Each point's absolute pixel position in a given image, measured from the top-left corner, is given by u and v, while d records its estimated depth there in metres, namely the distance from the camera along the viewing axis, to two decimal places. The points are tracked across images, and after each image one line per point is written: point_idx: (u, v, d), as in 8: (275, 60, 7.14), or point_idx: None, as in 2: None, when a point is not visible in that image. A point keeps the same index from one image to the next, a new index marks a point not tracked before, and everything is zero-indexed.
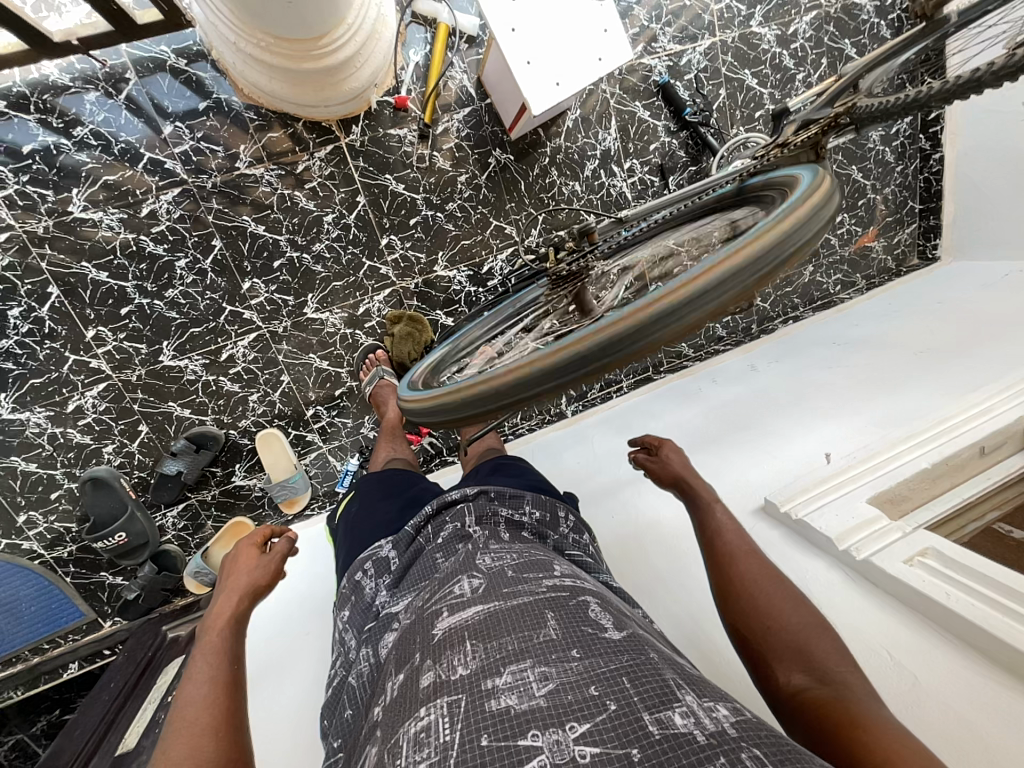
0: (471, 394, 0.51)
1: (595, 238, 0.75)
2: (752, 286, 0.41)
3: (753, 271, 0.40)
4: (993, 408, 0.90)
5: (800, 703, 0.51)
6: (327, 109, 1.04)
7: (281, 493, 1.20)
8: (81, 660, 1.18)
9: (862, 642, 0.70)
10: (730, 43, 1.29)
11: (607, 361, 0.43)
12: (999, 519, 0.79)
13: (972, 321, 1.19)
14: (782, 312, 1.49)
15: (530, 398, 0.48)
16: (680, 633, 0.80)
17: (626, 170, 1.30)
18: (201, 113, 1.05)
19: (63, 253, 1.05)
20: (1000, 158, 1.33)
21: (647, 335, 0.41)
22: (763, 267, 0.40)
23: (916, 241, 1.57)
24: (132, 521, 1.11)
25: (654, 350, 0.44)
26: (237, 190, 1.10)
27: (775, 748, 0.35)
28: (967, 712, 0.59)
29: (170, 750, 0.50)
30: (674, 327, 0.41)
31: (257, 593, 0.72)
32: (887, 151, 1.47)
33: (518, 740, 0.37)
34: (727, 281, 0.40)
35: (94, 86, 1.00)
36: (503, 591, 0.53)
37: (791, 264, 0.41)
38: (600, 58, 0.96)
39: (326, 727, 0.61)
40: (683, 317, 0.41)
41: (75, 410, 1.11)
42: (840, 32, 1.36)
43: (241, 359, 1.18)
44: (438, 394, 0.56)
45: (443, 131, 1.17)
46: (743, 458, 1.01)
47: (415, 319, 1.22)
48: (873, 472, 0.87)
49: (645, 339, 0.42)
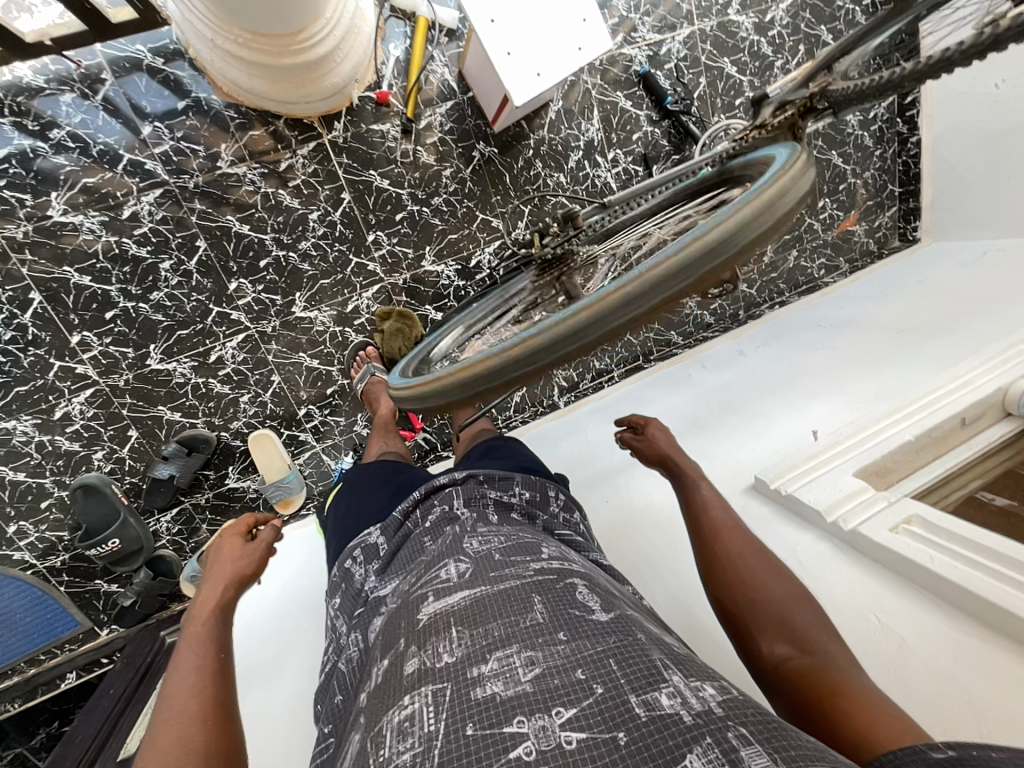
0: (467, 376, 0.51)
1: (579, 224, 0.76)
2: (740, 255, 0.42)
3: (741, 238, 0.41)
4: (975, 379, 0.92)
5: (782, 674, 0.53)
6: (308, 105, 1.04)
7: (276, 493, 1.19)
8: (78, 670, 1.17)
9: (849, 609, 0.72)
10: (709, 31, 1.30)
11: (606, 330, 0.44)
12: (981, 487, 0.82)
13: (952, 299, 1.21)
14: (768, 298, 1.51)
15: (530, 374, 0.48)
16: (669, 609, 0.82)
17: (610, 161, 1.30)
18: (180, 113, 1.04)
19: (44, 258, 1.03)
20: (976, 139, 1.36)
21: (647, 302, 0.43)
22: (752, 229, 0.42)
23: (897, 224, 1.60)
24: (125, 528, 1.10)
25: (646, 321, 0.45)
26: (219, 190, 1.09)
27: (761, 727, 0.36)
28: (952, 671, 0.61)
29: (157, 739, 0.50)
30: (664, 296, 0.42)
31: (242, 582, 0.73)
32: (865, 136, 1.49)
33: (503, 727, 0.38)
34: (717, 251, 0.41)
35: (70, 87, 0.99)
36: (490, 575, 0.53)
37: (775, 233, 0.42)
38: (580, 47, 0.96)
39: (319, 711, 0.62)
40: (673, 288, 0.42)
41: (63, 417, 1.09)
42: (816, 19, 1.37)
43: (231, 360, 1.17)
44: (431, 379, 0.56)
45: (426, 126, 1.17)
46: (733, 439, 1.03)
47: (404, 315, 1.23)
48: (859, 446, 0.88)
49: (645, 305, 0.43)
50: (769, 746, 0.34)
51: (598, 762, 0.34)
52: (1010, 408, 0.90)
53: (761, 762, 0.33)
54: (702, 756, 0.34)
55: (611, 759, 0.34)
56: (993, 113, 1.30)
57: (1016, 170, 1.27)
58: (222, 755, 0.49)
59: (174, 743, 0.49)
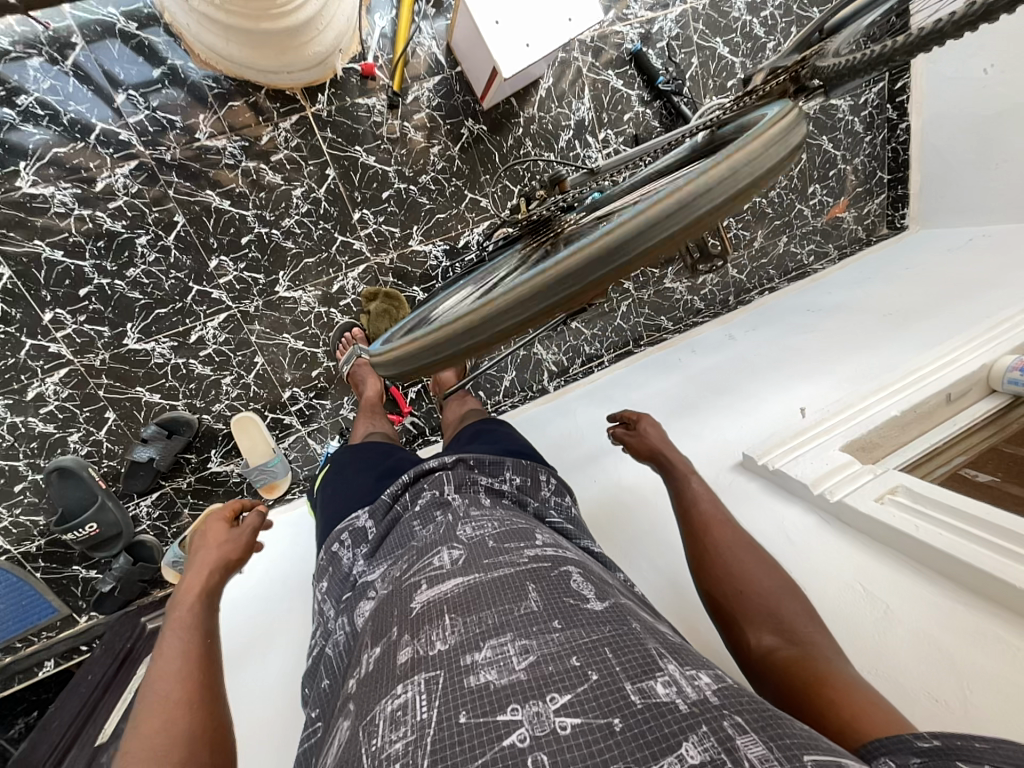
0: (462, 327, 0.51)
1: (566, 189, 0.77)
2: (727, 205, 0.42)
3: (729, 186, 0.41)
4: (960, 356, 0.92)
5: (770, 663, 0.52)
6: (290, 75, 1.00)
7: (260, 478, 1.17)
8: (57, 658, 1.14)
9: (838, 584, 0.71)
10: (701, 10, 1.28)
11: (599, 278, 0.44)
12: (965, 463, 0.83)
13: (940, 283, 1.22)
14: (758, 284, 1.51)
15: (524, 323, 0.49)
16: (654, 587, 0.82)
17: (600, 142, 1.29)
18: (156, 82, 1.00)
19: (12, 231, 0.99)
20: (965, 125, 1.36)
21: (637, 248, 0.42)
22: (743, 178, 0.41)
23: (885, 211, 1.60)
24: (103, 512, 1.07)
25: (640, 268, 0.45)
26: (198, 163, 1.06)
27: (756, 714, 0.35)
28: (936, 633, 0.62)
29: (141, 726, 0.48)
30: (659, 241, 0.42)
31: (229, 565, 0.70)
32: (856, 121, 1.48)
33: (497, 716, 0.36)
34: (705, 197, 0.41)
35: (38, 52, 0.95)
36: (483, 562, 0.51)
37: (762, 184, 0.42)
38: (570, 19, 0.94)
39: (307, 695, 0.60)
40: (668, 231, 0.42)
41: (36, 398, 1.06)
42: (809, 0, 1.36)
43: (212, 341, 1.14)
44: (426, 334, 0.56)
45: (414, 101, 1.14)
46: (722, 418, 1.03)
47: (391, 296, 1.20)
48: (848, 421, 0.89)
49: (635, 252, 0.43)
50: (765, 736, 0.33)
51: (594, 751, 0.33)
52: (994, 386, 0.91)
53: (756, 752, 0.31)
54: (696, 744, 0.32)
55: (604, 747, 0.33)
56: (981, 97, 1.30)
57: (1003, 155, 1.28)
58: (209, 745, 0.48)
59: (157, 729, 0.47)
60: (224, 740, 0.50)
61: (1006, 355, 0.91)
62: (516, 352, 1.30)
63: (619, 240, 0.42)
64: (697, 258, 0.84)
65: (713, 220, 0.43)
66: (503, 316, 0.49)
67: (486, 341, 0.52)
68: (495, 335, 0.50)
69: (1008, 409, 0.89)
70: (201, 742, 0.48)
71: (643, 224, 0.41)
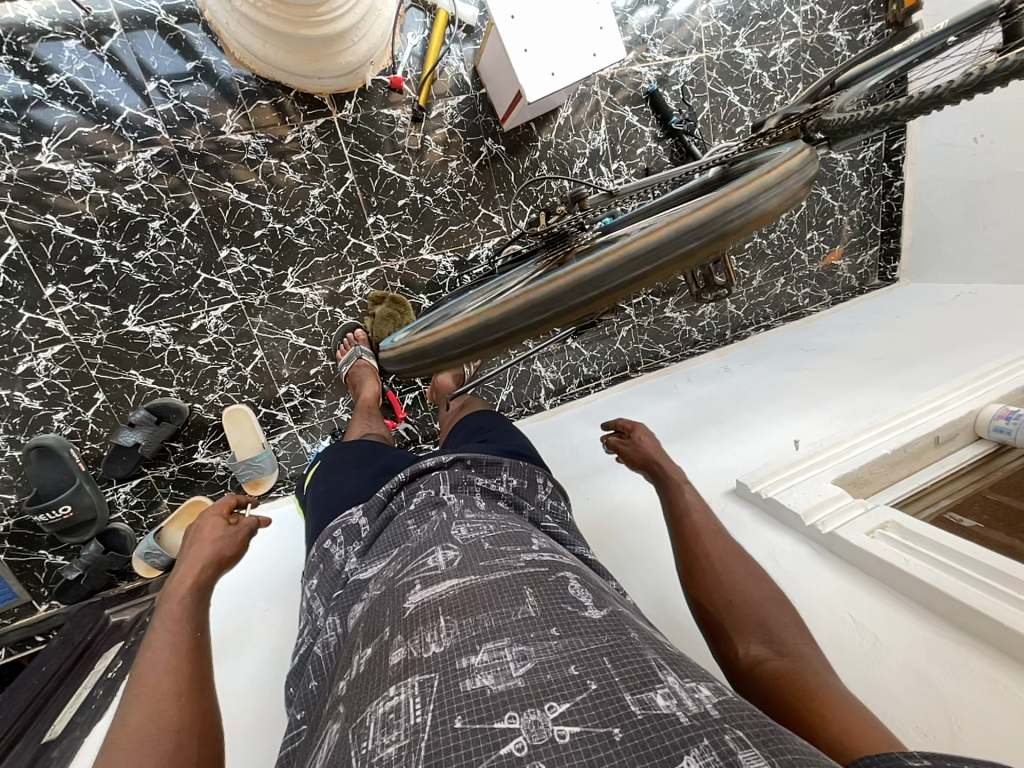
0: (480, 324, 0.54)
1: (585, 206, 0.81)
2: (737, 229, 0.47)
3: (740, 213, 0.46)
4: (944, 401, 0.96)
5: (757, 673, 0.52)
6: (323, 80, 1.04)
7: (246, 472, 1.15)
8: (8, 648, 1.08)
9: (826, 612, 0.72)
10: (716, 60, 1.36)
11: (615, 288, 0.48)
12: (951, 506, 0.84)
13: (926, 333, 1.27)
14: (755, 321, 1.55)
15: (540, 324, 0.52)
16: (649, 605, 0.80)
17: (613, 171, 1.33)
18: (188, 75, 1.03)
19: (25, 204, 0.99)
20: (954, 188, 1.44)
21: (651, 264, 0.47)
22: (750, 209, 0.46)
23: (878, 263, 1.66)
24: (80, 494, 1.04)
25: (653, 282, 0.49)
26: (219, 156, 1.07)
27: (758, 729, 0.34)
28: (923, 668, 0.63)
29: (124, 717, 0.46)
30: (671, 258, 0.47)
31: (220, 563, 0.67)
32: (854, 175, 1.55)
33: (495, 722, 0.35)
34: (721, 219, 0.46)
35: (75, 34, 0.96)
36: (479, 565, 0.51)
37: (766, 218, 0.47)
38: (594, 54, 0.99)
39: (291, 695, 0.58)
40: (681, 250, 0.46)
41: (25, 372, 1.04)
42: (815, 61, 1.45)
43: (213, 330, 1.14)
44: (445, 328, 0.59)
45: (437, 116, 1.18)
46: (715, 446, 1.05)
47: (397, 301, 1.22)
48: (838, 456, 0.91)
49: (649, 267, 0.47)
50: (767, 749, 0.32)
51: (592, 758, 0.32)
52: (980, 432, 0.94)
53: (758, 765, 0.30)
54: (699, 758, 0.31)
55: (605, 755, 0.32)
56: (972, 164, 1.38)
57: (991, 218, 1.35)
58: (194, 735, 0.46)
59: (144, 719, 0.45)
60: (212, 737, 0.47)
61: (992, 404, 0.94)
62: (515, 367, 1.31)
63: (643, 251, 0.46)
64: (701, 286, 0.86)
65: (725, 242, 0.47)
66: (523, 317, 0.51)
67: (505, 340, 0.55)
68: (512, 334, 0.53)
69: (994, 455, 0.92)
70: (189, 736, 0.45)
71: (661, 239, 0.46)
